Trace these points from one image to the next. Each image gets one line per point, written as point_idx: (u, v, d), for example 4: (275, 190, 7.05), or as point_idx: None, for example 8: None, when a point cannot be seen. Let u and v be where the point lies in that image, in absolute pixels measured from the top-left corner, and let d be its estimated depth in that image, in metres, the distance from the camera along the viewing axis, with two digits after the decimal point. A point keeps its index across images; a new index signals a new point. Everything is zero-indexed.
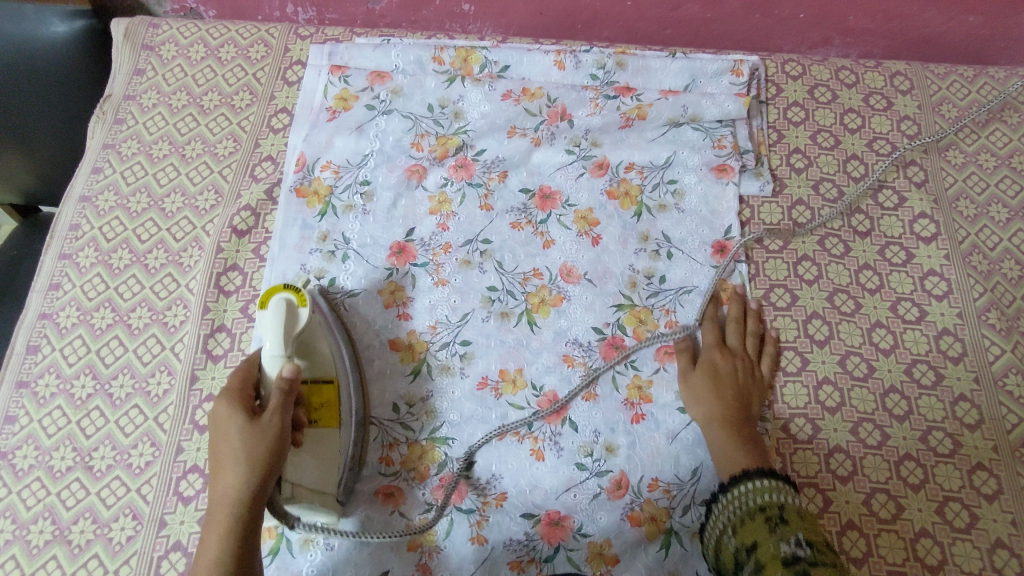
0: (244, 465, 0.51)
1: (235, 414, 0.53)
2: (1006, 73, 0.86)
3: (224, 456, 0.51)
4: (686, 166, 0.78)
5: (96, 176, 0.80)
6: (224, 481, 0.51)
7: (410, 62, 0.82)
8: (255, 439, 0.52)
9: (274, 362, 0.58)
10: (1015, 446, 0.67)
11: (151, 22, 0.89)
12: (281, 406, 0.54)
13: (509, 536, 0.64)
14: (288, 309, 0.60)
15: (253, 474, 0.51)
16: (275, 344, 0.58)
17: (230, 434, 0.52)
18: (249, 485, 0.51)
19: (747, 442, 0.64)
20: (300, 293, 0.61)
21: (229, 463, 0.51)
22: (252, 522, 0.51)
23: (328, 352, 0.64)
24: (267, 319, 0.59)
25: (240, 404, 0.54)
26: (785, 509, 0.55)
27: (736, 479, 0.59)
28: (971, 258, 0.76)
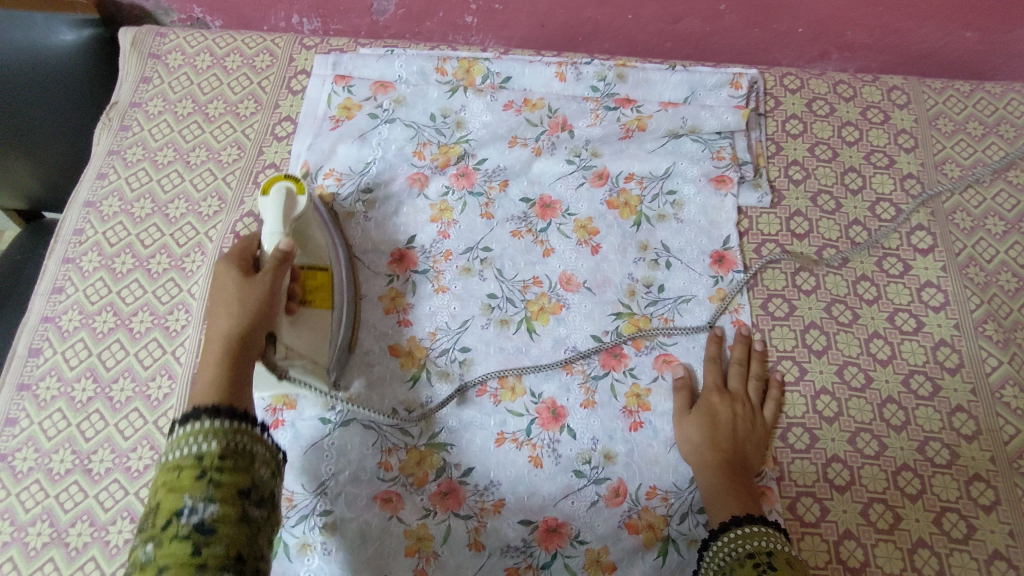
0: (239, 306, 0.52)
1: (231, 267, 0.56)
2: (1002, 89, 0.87)
3: (222, 296, 0.53)
4: (685, 176, 0.79)
5: (101, 182, 0.81)
6: (219, 320, 0.52)
7: (413, 72, 0.83)
8: (249, 288, 0.54)
9: (271, 238, 0.61)
10: (1013, 457, 0.68)
11: (158, 31, 0.90)
12: (276, 267, 0.56)
13: (508, 542, 0.64)
14: (287, 194, 0.64)
15: (249, 308, 0.52)
16: (275, 220, 0.62)
17: (226, 285, 0.54)
18: (244, 320, 0.52)
19: (742, 490, 0.62)
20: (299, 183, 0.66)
21: (225, 300, 0.53)
22: (249, 347, 0.51)
23: (321, 245, 0.69)
24: (269, 204, 0.63)
25: (237, 264, 0.56)
26: (775, 556, 0.54)
27: (725, 525, 0.59)
28: (967, 271, 0.77)
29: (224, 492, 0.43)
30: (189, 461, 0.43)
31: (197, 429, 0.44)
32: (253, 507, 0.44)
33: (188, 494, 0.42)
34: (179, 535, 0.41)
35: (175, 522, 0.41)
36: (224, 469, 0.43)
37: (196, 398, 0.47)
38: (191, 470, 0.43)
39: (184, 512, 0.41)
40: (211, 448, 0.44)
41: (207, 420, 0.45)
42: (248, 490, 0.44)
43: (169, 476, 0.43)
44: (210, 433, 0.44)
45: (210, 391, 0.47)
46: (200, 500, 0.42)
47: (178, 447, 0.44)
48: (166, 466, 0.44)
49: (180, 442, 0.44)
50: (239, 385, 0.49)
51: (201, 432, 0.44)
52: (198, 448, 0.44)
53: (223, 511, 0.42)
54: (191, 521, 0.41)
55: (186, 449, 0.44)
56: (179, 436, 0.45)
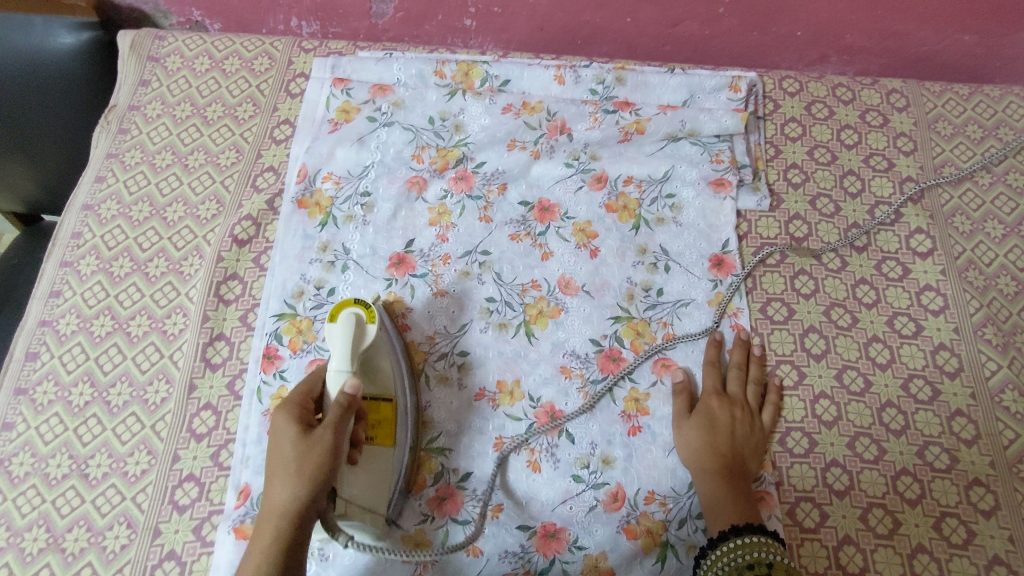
0: (296, 476, 0.51)
1: (291, 425, 0.54)
2: (1001, 91, 0.87)
3: (280, 469, 0.51)
4: (684, 179, 0.79)
5: (99, 185, 0.81)
6: (275, 491, 0.51)
7: (412, 76, 0.84)
8: (308, 454, 0.52)
9: (337, 376, 0.59)
10: (1013, 462, 0.67)
11: (156, 34, 0.90)
12: (339, 419, 0.54)
13: (506, 548, 0.64)
14: (358, 324, 0.62)
15: (302, 486, 0.50)
16: (342, 356, 0.60)
17: (284, 444, 0.52)
18: (298, 500, 0.50)
19: (740, 497, 0.62)
20: (370, 309, 0.63)
21: (281, 474, 0.51)
22: (298, 539, 0.49)
23: (386, 367, 0.64)
24: (337, 332, 0.61)
25: (299, 415, 0.55)
26: (775, 567, 0.55)
27: (724, 535, 0.58)
28: (967, 274, 0.76)
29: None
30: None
31: None
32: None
33: None
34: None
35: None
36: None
37: None
38: None
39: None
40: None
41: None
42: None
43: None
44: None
45: None
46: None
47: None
48: None
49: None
50: None
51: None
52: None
53: None
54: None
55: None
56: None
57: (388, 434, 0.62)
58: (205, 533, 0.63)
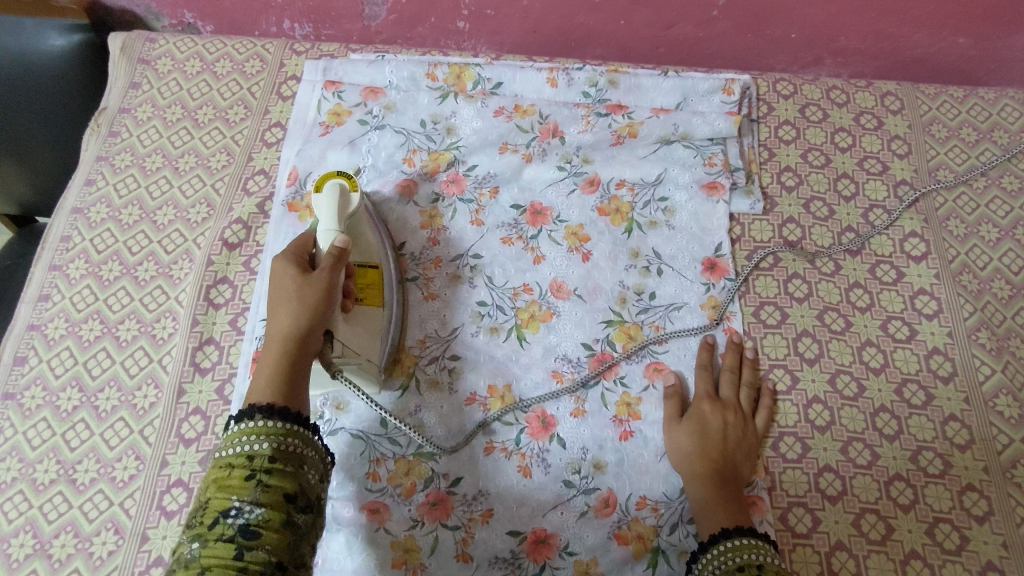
0: (299, 307, 0.54)
1: (288, 268, 0.56)
2: (996, 94, 0.87)
3: (281, 301, 0.54)
4: (677, 183, 0.78)
5: (89, 188, 0.81)
6: (278, 318, 0.53)
7: (403, 78, 0.83)
8: (307, 287, 0.55)
9: (327, 235, 0.62)
10: (1006, 467, 0.67)
11: (147, 36, 0.89)
12: (333, 264, 0.58)
13: (496, 553, 0.63)
14: (342, 192, 0.66)
15: (304, 312, 0.53)
16: (331, 217, 0.64)
17: (284, 282, 0.55)
18: (301, 323, 0.53)
19: (731, 501, 0.62)
20: (352, 181, 0.68)
21: (283, 305, 0.54)
22: (304, 355, 0.53)
23: (370, 240, 0.69)
24: (322, 200, 0.66)
25: (295, 259, 0.58)
26: (765, 569, 0.54)
27: (715, 538, 0.58)
28: (961, 278, 0.76)
29: (270, 496, 0.43)
30: (241, 458, 0.45)
31: (250, 428, 0.47)
32: (298, 512, 0.45)
33: (234, 495, 0.43)
34: (225, 534, 0.41)
35: (223, 519, 0.42)
36: (272, 472, 0.45)
37: (252, 397, 0.49)
38: (242, 470, 0.45)
39: (233, 510, 0.42)
40: (262, 449, 0.46)
41: (260, 422, 0.47)
42: (293, 497, 0.45)
43: (220, 475, 0.45)
44: (262, 435, 0.46)
45: (264, 393, 0.49)
46: (248, 500, 0.43)
47: (232, 445, 0.46)
48: (218, 461, 0.46)
49: (234, 440, 0.47)
50: (292, 387, 0.50)
51: (253, 433, 0.46)
52: (250, 448, 0.46)
53: (269, 514, 0.43)
54: (236, 524, 0.41)
55: (239, 448, 0.46)
56: (233, 434, 0.47)
57: (376, 293, 0.66)
58: None
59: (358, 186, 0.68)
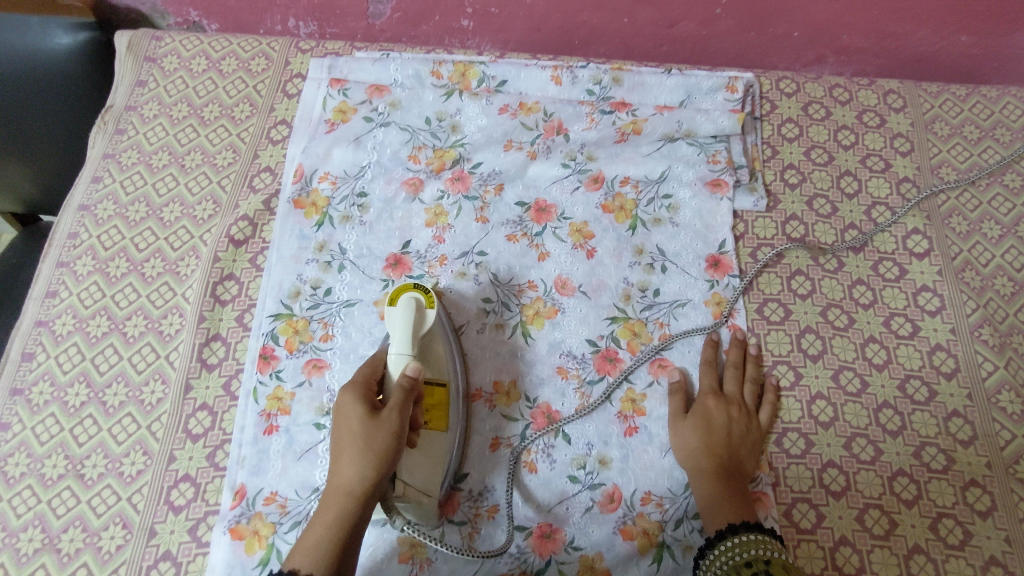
0: (363, 456, 0.53)
1: (357, 405, 0.56)
2: (998, 92, 0.87)
3: (346, 446, 0.54)
4: (681, 180, 0.79)
5: (96, 186, 0.81)
6: (343, 469, 0.53)
7: (408, 76, 0.84)
8: (374, 434, 0.54)
9: (399, 359, 0.60)
10: (1009, 463, 0.67)
11: (153, 34, 0.90)
12: (402, 402, 0.57)
13: (501, 548, 0.64)
14: (417, 309, 0.63)
15: (368, 468, 0.53)
16: (402, 338, 0.61)
17: (351, 420, 0.55)
18: (364, 477, 0.53)
19: (736, 497, 0.62)
20: (427, 296, 0.65)
21: (348, 453, 0.54)
22: (361, 517, 0.53)
23: (441, 355, 0.65)
24: (395, 316, 0.63)
25: (365, 396, 0.57)
26: (772, 564, 0.54)
27: (722, 534, 0.58)
28: (963, 275, 0.76)
29: None
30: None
31: None
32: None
33: None
34: None
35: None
36: None
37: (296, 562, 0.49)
38: None
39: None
40: None
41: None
42: None
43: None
44: None
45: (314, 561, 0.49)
46: None
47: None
48: None
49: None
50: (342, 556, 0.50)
51: None
52: None
53: None
54: None
55: None
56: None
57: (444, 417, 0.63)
58: (201, 534, 0.63)
59: (434, 300, 0.65)
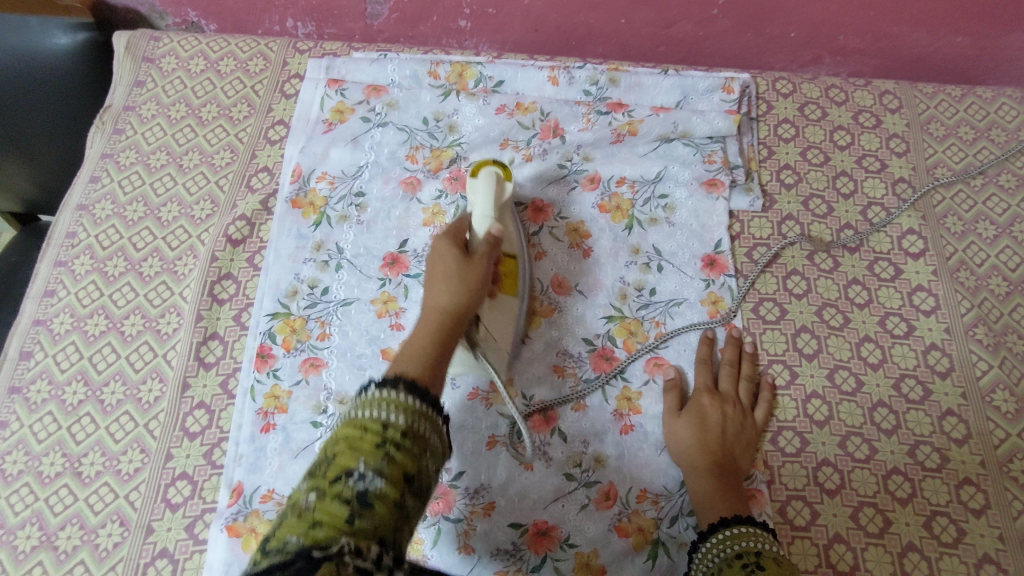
0: (458, 288, 0.56)
1: (451, 246, 0.59)
2: (994, 93, 0.88)
3: (441, 279, 0.57)
4: (677, 180, 0.79)
5: (94, 185, 0.81)
6: (439, 293, 0.56)
7: (406, 76, 0.84)
8: (468, 270, 0.57)
9: (484, 221, 0.65)
10: (1003, 461, 0.67)
11: (152, 35, 0.90)
12: (489, 251, 0.60)
13: (497, 545, 0.64)
14: (497, 180, 0.68)
15: (462, 296, 0.56)
16: (486, 203, 0.66)
17: (446, 258, 0.58)
18: (458, 304, 0.55)
19: (731, 492, 0.62)
20: (505, 171, 0.70)
21: (442, 283, 0.56)
22: (454, 333, 0.54)
23: (512, 231, 0.71)
24: (479, 187, 0.67)
25: (456, 241, 0.60)
26: (763, 556, 0.54)
27: (714, 527, 0.59)
28: (958, 275, 0.77)
29: (393, 470, 0.40)
30: (375, 422, 0.42)
31: (391, 397, 0.43)
32: (411, 498, 0.41)
33: (363, 459, 0.40)
34: (341, 496, 0.38)
35: (343, 481, 0.39)
36: (401, 448, 0.41)
37: (399, 365, 0.48)
38: (374, 435, 0.41)
39: (354, 475, 0.39)
40: (396, 422, 0.42)
41: (402, 394, 0.44)
42: (413, 479, 0.41)
43: (352, 433, 0.42)
44: (400, 407, 0.43)
45: (414, 364, 0.49)
46: (372, 470, 0.39)
47: (366, 407, 0.43)
48: (349, 420, 0.43)
49: (373, 401, 0.43)
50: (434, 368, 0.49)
51: (392, 403, 0.43)
52: (386, 416, 0.42)
53: (387, 488, 0.39)
54: (357, 487, 0.38)
55: (375, 413, 0.42)
56: (373, 395, 0.44)
57: (514, 286, 0.69)
58: (198, 531, 0.64)
59: (510, 177, 0.70)
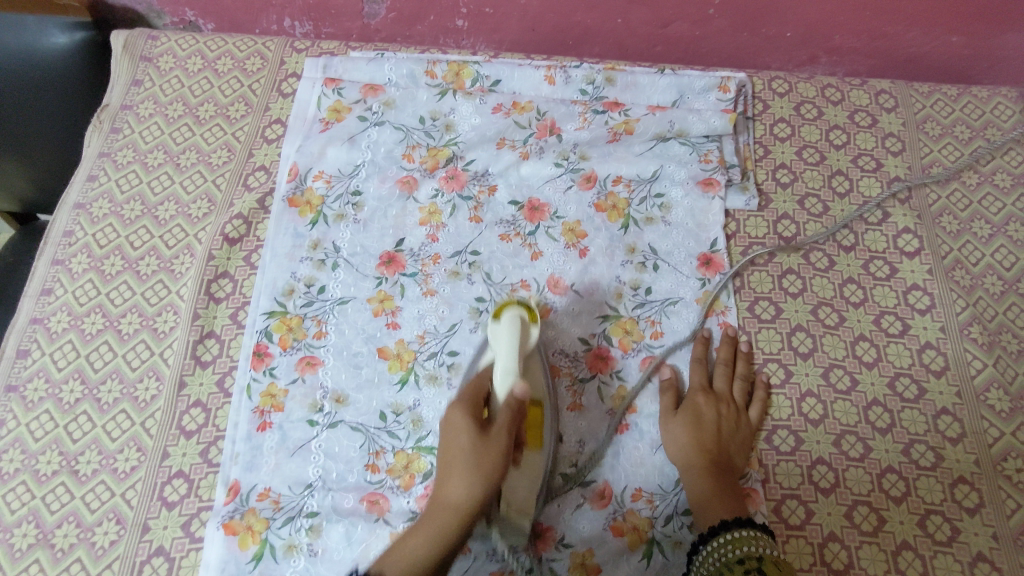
0: (475, 473, 0.55)
1: (467, 421, 0.58)
2: (989, 92, 0.88)
3: (457, 463, 0.56)
4: (673, 179, 0.79)
5: (92, 184, 0.82)
6: (452, 488, 0.55)
7: (402, 76, 0.84)
8: (486, 455, 0.56)
9: (505, 379, 0.60)
10: (997, 460, 0.68)
11: (150, 34, 0.90)
12: (510, 423, 0.58)
13: (493, 544, 0.64)
14: (522, 325, 0.63)
15: (477, 484, 0.55)
16: (509, 353, 0.61)
17: (462, 439, 0.57)
18: (470, 501, 0.54)
19: (727, 490, 0.62)
20: (532, 313, 0.64)
21: (457, 472, 0.55)
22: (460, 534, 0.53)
23: (538, 374, 0.66)
24: (501, 333, 0.62)
25: (473, 414, 0.58)
26: (765, 562, 0.54)
27: (715, 530, 0.58)
28: (953, 274, 0.77)
29: None
30: None
31: None
32: None
33: None
34: None
35: None
36: None
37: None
38: None
39: None
40: None
41: None
42: None
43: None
44: None
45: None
46: None
47: None
48: None
49: None
50: None
51: None
52: None
53: None
54: None
55: None
56: None
57: (540, 437, 0.64)
58: (194, 529, 0.64)
59: (537, 317, 0.65)
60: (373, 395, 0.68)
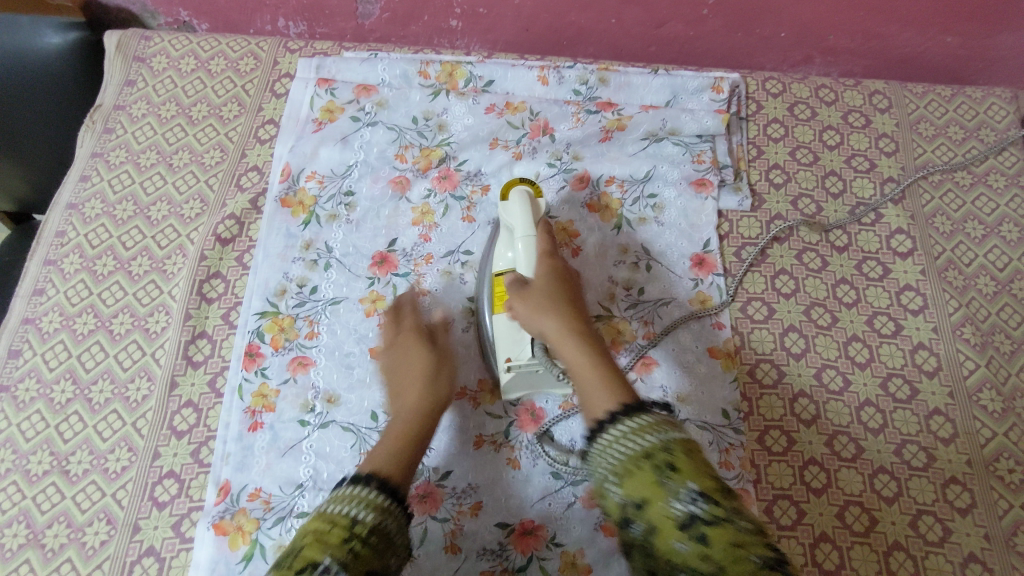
0: (422, 385, 0.62)
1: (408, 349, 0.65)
2: (983, 92, 0.88)
3: (406, 383, 0.62)
4: (665, 179, 0.79)
5: (84, 184, 0.82)
6: (404, 403, 0.61)
7: (396, 76, 0.84)
8: (430, 367, 0.63)
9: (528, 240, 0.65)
10: (990, 460, 0.68)
11: (143, 34, 0.90)
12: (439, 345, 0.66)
13: (484, 545, 0.64)
14: (532, 198, 0.68)
15: (426, 390, 0.62)
16: (526, 219, 0.66)
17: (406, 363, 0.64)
18: (425, 405, 0.61)
19: (613, 369, 0.56)
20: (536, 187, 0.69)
21: (408, 387, 0.62)
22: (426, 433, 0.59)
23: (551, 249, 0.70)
24: (514, 207, 0.67)
25: (414, 341, 0.66)
26: (676, 453, 0.47)
27: (614, 415, 0.50)
28: (946, 274, 0.77)
29: (357, 565, 0.46)
30: (343, 517, 0.49)
31: (361, 496, 0.51)
32: None
33: (330, 551, 0.46)
34: None
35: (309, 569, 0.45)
36: (365, 542, 0.48)
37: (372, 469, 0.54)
38: (341, 530, 0.48)
39: (320, 564, 0.45)
40: (364, 517, 0.49)
41: (368, 490, 0.51)
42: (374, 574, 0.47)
43: (320, 527, 0.49)
44: (366, 503, 0.50)
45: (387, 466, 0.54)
46: (338, 561, 0.45)
47: (338, 503, 0.50)
48: (321, 516, 0.50)
49: (344, 500, 0.51)
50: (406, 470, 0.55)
51: (358, 499, 0.50)
52: (354, 513, 0.49)
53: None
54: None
55: (344, 509, 0.50)
56: (345, 495, 0.51)
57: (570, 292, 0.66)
58: (185, 529, 0.64)
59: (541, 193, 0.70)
60: (365, 395, 0.68)
